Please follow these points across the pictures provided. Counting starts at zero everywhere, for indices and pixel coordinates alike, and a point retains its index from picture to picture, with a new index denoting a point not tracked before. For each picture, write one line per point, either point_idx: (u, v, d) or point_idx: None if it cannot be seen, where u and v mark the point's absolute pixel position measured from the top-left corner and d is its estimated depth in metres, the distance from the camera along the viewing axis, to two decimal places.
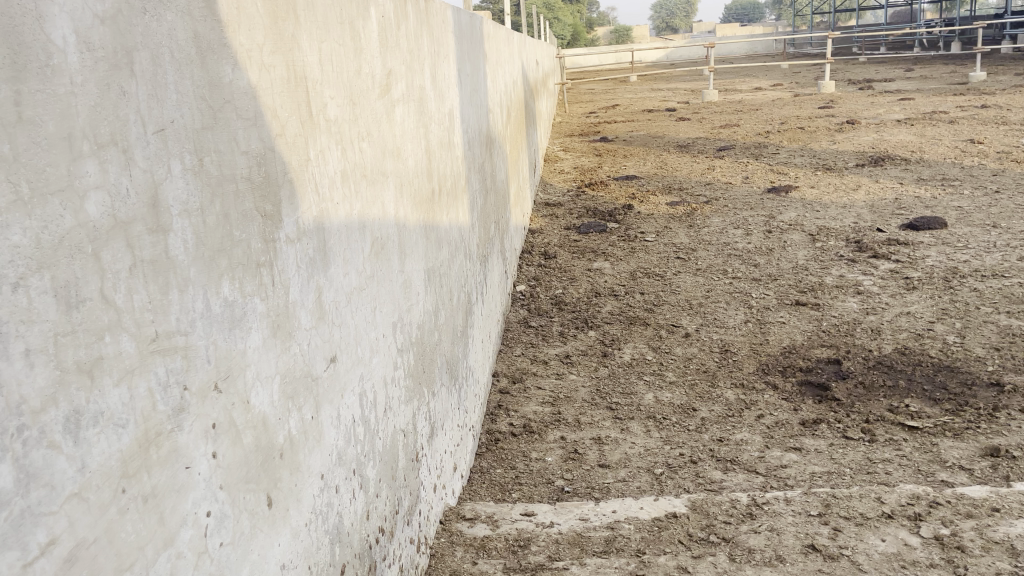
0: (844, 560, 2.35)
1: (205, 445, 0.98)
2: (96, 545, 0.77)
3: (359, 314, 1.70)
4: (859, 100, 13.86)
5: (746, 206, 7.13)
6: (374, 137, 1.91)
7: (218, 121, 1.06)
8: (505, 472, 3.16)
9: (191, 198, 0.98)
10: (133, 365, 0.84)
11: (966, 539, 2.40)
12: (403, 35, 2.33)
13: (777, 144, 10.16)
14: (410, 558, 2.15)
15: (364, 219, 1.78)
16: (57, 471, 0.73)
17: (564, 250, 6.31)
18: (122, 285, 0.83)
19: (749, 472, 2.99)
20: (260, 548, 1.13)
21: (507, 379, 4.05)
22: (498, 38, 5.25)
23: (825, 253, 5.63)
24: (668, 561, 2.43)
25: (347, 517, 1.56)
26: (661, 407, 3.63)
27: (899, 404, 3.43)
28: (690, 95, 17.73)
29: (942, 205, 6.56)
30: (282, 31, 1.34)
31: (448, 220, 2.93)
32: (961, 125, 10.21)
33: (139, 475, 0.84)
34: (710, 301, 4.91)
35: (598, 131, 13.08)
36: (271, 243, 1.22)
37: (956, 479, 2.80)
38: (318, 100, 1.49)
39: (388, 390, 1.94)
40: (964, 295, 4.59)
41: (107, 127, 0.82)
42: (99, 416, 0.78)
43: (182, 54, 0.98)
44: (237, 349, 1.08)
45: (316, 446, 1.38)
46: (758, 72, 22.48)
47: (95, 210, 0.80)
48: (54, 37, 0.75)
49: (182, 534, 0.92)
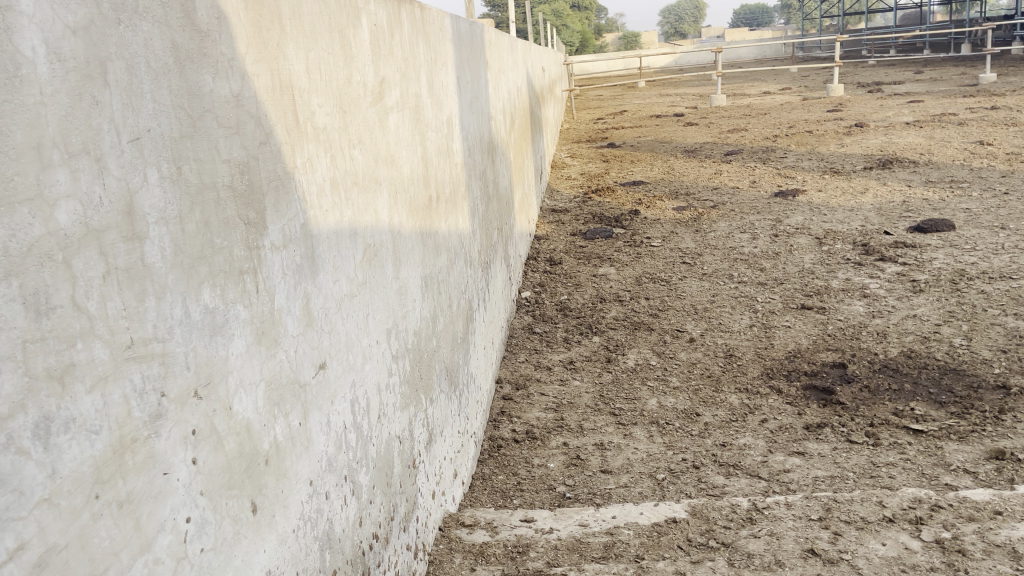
0: (844, 564, 2.34)
1: (184, 452, 0.99)
2: (67, 551, 0.78)
3: (350, 322, 1.71)
4: (870, 103, 13.85)
5: (753, 210, 7.12)
6: (367, 144, 1.92)
7: (197, 130, 1.07)
8: (506, 478, 3.16)
9: (169, 206, 0.99)
10: (107, 372, 0.85)
11: (967, 543, 2.38)
12: (397, 43, 2.35)
13: (784, 148, 10.12)
14: (407, 565, 2.14)
15: (355, 225, 1.79)
16: (25, 477, 0.73)
17: (570, 256, 6.32)
18: (95, 292, 0.84)
19: (751, 477, 2.97)
20: (244, 554, 1.14)
21: (511, 386, 4.05)
22: (501, 48, 5.27)
23: (832, 257, 5.61)
24: (666, 565, 2.42)
25: (338, 523, 1.56)
26: (665, 412, 3.62)
27: (904, 408, 3.41)
28: (698, 99, 17.68)
29: (950, 207, 6.53)
30: (267, 40, 1.35)
31: (446, 226, 2.92)
32: (970, 127, 10.14)
33: (114, 481, 0.85)
34: (716, 306, 4.89)
35: (605, 137, 13.09)
36: (255, 250, 1.23)
37: (960, 483, 2.78)
38: (307, 108, 1.50)
39: (382, 396, 1.95)
40: (971, 298, 4.56)
41: (79, 136, 0.84)
42: (71, 422, 0.79)
43: (160, 64, 0.99)
44: (218, 355, 1.09)
45: (304, 453, 1.39)
46: (766, 77, 22.49)
47: (66, 218, 0.80)
48: (24, 48, 0.76)
49: (161, 539, 0.93)
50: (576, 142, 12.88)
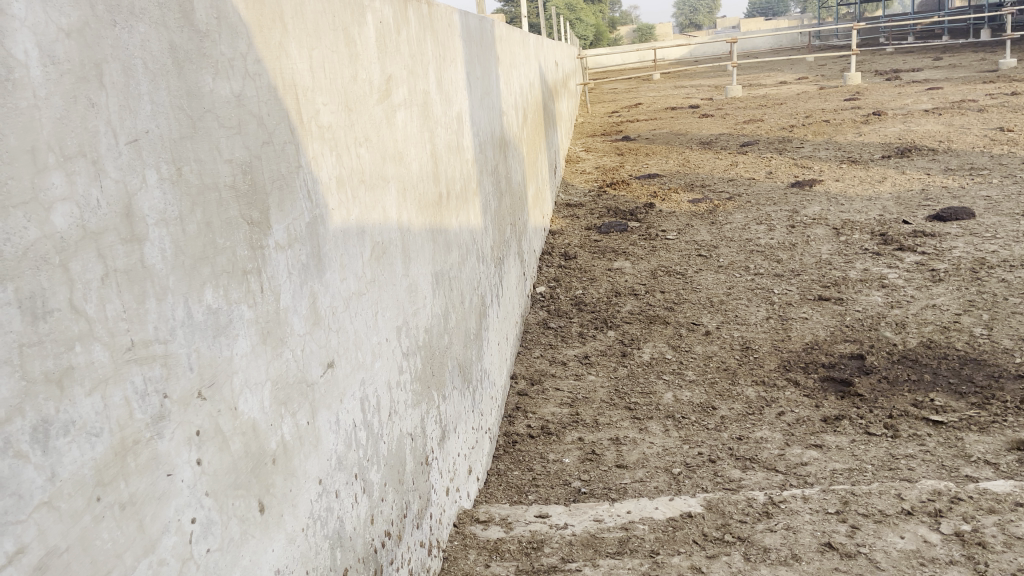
0: (862, 558, 2.31)
1: (188, 453, 0.99)
2: (69, 553, 0.78)
3: (359, 319, 1.71)
4: (888, 90, 13.70)
5: (769, 201, 7.04)
6: (374, 141, 1.92)
7: (198, 131, 1.07)
8: (521, 474, 3.16)
9: (169, 208, 0.99)
10: (107, 375, 0.85)
11: (988, 535, 2.35)
12: (403, 40, 2.33)
13: (801, 138, 10.00)
14: (421, 562, 2.14)
15: (363, 223, 1.78)
16: (24, 481, 0.73)
17: (584, 250, 6.30)
18: (93, 295, 0.84)
19: (768, 470, 2.95)
20: (252, 554, 1.14)
21: (526, 381, 4.04)
22: (512, 42, 5.24)
23: (850, 247, 5.55)
24: (682, 561, 2.40)
25: (349, 521, 1.56)
26: (680, 406, 3.59)
27: (923, 399, 3.36)
28: (713, 91, 17.53)
29: (970, 195, 6.44)
30: (269, 39, 1.34)
31: (458, 223, 2.91)
32: (991, 114, 9.98)
33: (115, 483, 0.85)
34: (732, 298, 4.85)
35: (619, 130, 13.01)
36: (259, 250, 1.23)
37: (981, 474, 2.74)
38: (310, 107, 1.49)
39: (393, 394, 1.95)
40: (992, 286, 4.49)
41: (75, 139, 0.84)
42: (70, 425, 0.79)
43: (158, 65, 0.99)
44: (222, 356, 1.09)
45: (313, 452, 1.39)
46: (782, 66, 22.27)
47: (62, 221, 0.81)
48: (16, 52, 0.76)
49: (165, 540, 0.93)
50: (591, 136, 12.81)
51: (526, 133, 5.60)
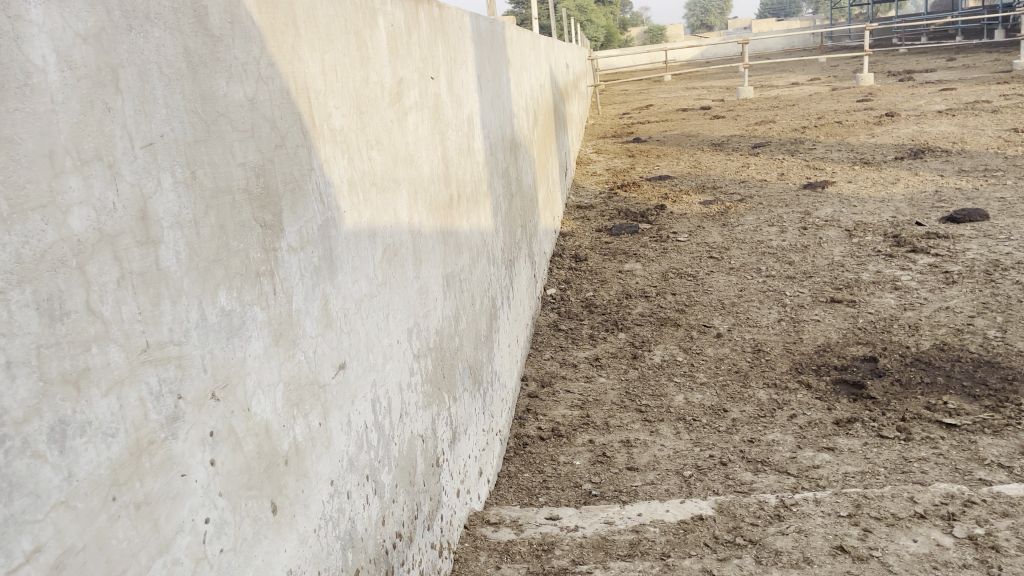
0: (874, 561, 2.30)
1: (202, 453, 1.00)
2: (85, 552, 0.79)
3: (370, 321, 1.71)
4: (902, 91, 13.62)
5: (781, 203, 7.01)
6: (385, 144, 1.93)
7: (211, 134, 1.08)
8: (532, 476, 3.16)
9: (184, 210, 1.00)
10: (122, 376, 0.86)
11: (1001, 539, 2.33)
12: (414, 43, 2.34)
13: (813, 139, 9.95)
14: (431, 563, 2.14)
15: (374, 225, 1.79)
16: (41, 480, 0.74)
17: (595, 252, 6.29)
18: (109, 297, 0.85)
19: (779, 473, 2.93)
20: (265, 554, 1.15)
21: (536, 383, 4.04)
22: (523, 44, 5.25)
23: (862, 249, 5.52)
24: (693, 564, 2.40)
25: (360, 522, 1.56)
26: (691, 408, 3.58)
27: (936, 401, 3.34)
28: (725, 92, 17.48)
29: (984, 196, 6.40)
30: (282, 43, 1.35)
31: (468, 225, 2.91)
32: (1005, 114, 9.91)
33: (130, 483, 0.86)
34: (744, 301, 4.83)
35: (631, 132, 13.00)
36: (271, 252, 1.24)
37: (995, 477, 2.72)
38: (322, 110, 1.50)
39: (404, 395, 1.96)
40: (1006, 288, 4.45)
41: (91, 143, 0.85)
42: (86, 426, 0.80)
43: (172, 70, 1.00)
44: (236, 357, 1.10)
45: (325, 453, 1.40)
46: (794, 66, 22.16)
47: (79, 224, 0.82)
48: (34, 57, 0.78)
49: (179, 540, 0.94)
50: (602, 137, 12.81)
51: (537, 134, 5.60)
